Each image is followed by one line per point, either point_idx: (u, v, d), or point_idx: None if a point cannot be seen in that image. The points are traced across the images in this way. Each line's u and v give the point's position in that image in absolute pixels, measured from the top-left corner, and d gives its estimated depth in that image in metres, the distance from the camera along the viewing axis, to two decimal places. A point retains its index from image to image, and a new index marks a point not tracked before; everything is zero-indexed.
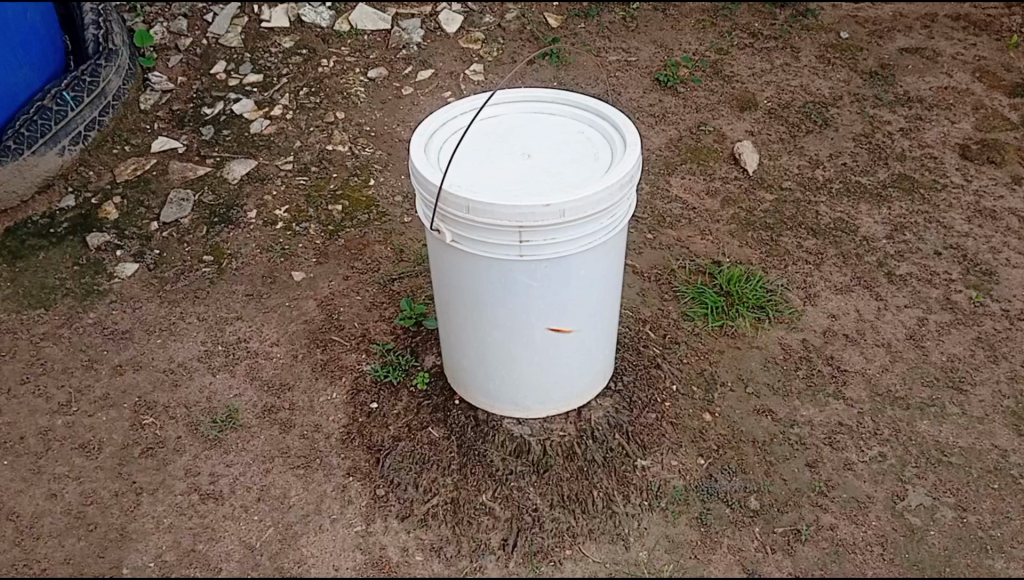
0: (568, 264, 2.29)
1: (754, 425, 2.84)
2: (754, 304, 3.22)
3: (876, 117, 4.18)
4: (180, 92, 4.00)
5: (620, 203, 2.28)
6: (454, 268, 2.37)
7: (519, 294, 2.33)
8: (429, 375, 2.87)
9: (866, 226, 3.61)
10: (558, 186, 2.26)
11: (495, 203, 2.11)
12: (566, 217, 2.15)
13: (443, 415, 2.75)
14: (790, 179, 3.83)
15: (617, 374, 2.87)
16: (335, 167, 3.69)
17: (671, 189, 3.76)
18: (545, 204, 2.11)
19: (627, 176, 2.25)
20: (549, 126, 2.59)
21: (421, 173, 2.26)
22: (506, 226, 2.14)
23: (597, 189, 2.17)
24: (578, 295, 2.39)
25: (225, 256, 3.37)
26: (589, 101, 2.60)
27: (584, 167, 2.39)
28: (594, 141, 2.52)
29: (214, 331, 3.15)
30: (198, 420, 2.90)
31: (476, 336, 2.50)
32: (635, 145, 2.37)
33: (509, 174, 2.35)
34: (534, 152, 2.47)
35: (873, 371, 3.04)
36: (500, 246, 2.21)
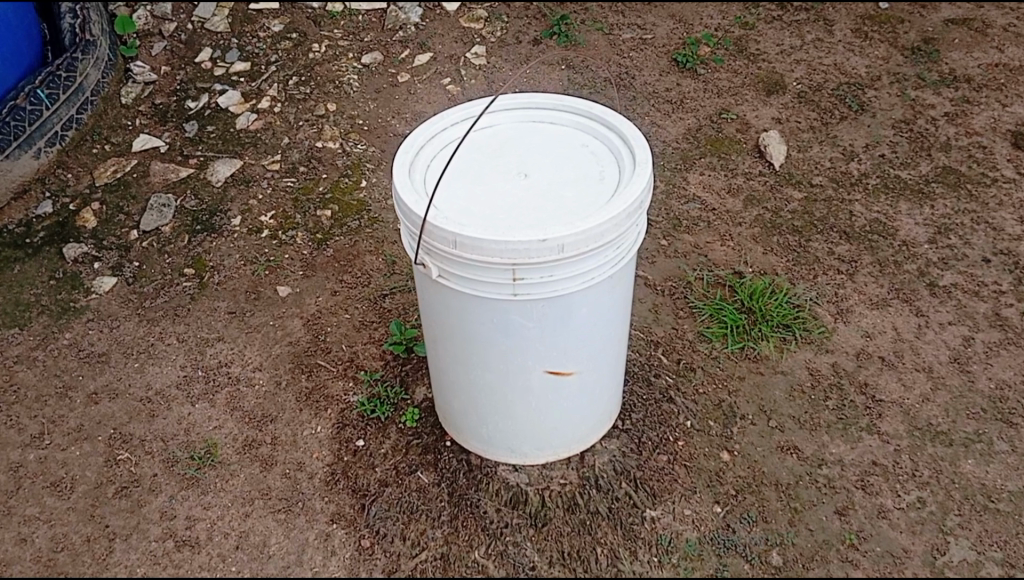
0: (570, 302, 1.89)
1: (778, 465, 2.63)
2: (779, 323, 3.00)
3: (919, 100, 3.82)
4: (163, 83, 3.73)
5: (629, 232, 1.86)
6: (439, 307, 1.97)
7: (514, 336, 1.94)
8: (420, 411, 2.62)
9: (905, 229, 3.33)
10: (558, 214, 1.83)
11: (484, 238, 1.70)
12: (566, 253, 1.74)
13: (434, 458, 2.51)
14: (821, 174, 3.53)
15: (625, 411, 2.66)
16: (325, 166, 3.43)
17: (688, 187, 3.47)
18: (541, 238, 1.70)
19: (638, 201, 1.82)
20: (548, 136, 2.07)
21: (399, 198, 1.83)
22: (498, 264, 1.74)
23: (601, 220, 1.75)
24: (580, 334, 1.99)
25: (207, 269, 3.14)
26: (594, 105, 2.07)
27: (585, 191, 1.90)
28: (600, 157, 2.01)
29: (194, 354, 2.93)
30: (176, 456, 2.68)
31: (468, 377, 2.11)
32: (647, 163, 1.88)
33: (500, 199, 1.88)
34: (530, 172, 1.97)
35: (912, 402, 2.82)
36: (489, 285, 1.81)
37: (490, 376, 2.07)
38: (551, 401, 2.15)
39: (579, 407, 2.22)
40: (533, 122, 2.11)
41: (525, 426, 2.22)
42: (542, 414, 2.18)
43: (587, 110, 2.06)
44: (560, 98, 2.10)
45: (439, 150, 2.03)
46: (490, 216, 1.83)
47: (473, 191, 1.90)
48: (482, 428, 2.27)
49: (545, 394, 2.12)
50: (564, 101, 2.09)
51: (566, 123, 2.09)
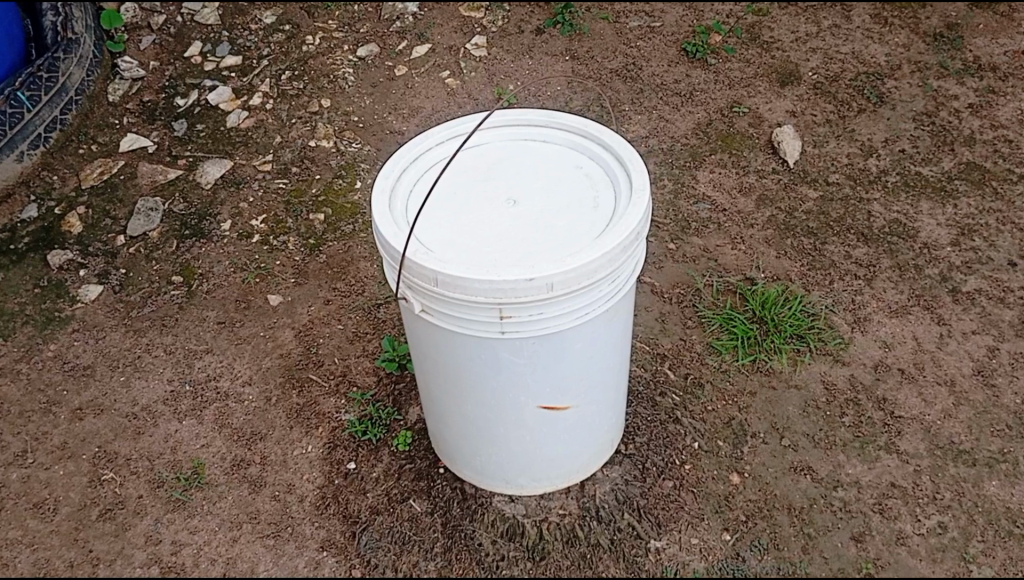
0: (564, 338, 1.87)
1: (791, 487, 2.52)
2: (793, 334, 2.87)
3: (941, 91, 3.64)
4: (152, 79, 3.60)
5: (625, 264, 1.84)
6: (427, 344, 1.96)
7: (505, 372, 1.92)
8: (413, 435, 2.50)
9: (926, 230, 3.20)
10: (548, 248, 1.82)
11: (466, 276, 1.71)
12: (555, 292, 1.73)
13: (427, 485, 2.40)
14: (838, 171, 3.38)
15: (629, 434, 2.55)
16: (318, 166, 3.29)
17: (698, 186, 3.32)
18: (527, 276, 1.70)
19: (632, 234, 1.80)
20: (539, 158, 2.07)
21: (378, 232, 1.84)
22: (483, 303, 1.74)
23: (592, 255, 1.74)
24: (576, 368, 1.97)
25: (196, 277, 3.00)
26: (588, 123, 2.06)
27: (577, 220, 1.90)
28: (594, 180, 2.00)
29: (182, 367, 2.78)
30: (162, 477, 2.54)
31: (458, 412, 2.09)
32: (643, 190, 1.87)
33: (487, 233, 1.87)
34: (520, 198, 1.97)
35: (933, 418, 2.70)
36: (477, 323, 1.80)
37: (482, 413, 2.05)
38: (549, 436, 2.11)
39: (580, 442, 2.18)
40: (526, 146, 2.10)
41: (520, 462, 2.17)
42: (538, 448, 2.13)
43: (581, 128, 2.06)
44: (551, 116, 2.10)
45: (427, 178, 2.04)
46: (476, 249, 1.83)
47: (459, 222, 1.91)
48: (471, 460, 2.21)
49: (539, 428, 2.08)
50: (557, 120, 2.09)
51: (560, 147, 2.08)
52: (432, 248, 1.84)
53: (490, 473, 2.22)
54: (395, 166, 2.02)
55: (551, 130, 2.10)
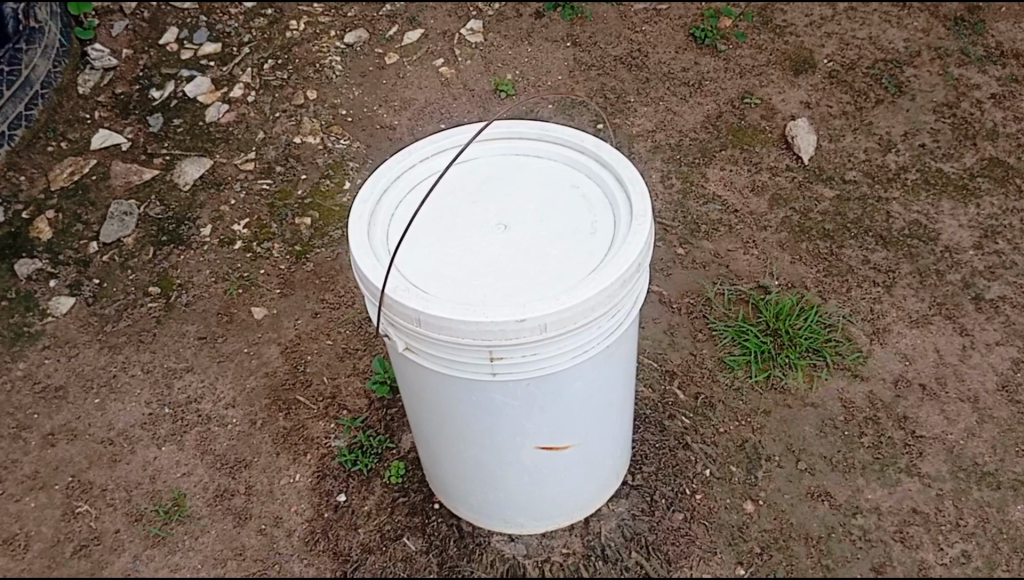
0: (560, 379, 1.68)
1: (808, 515, 2.38)
2: (809, 348, 2.71)
3: (962, 80, 3.46)
4: (124, 69, 3.39)
5: (625, 298, 1.64)
6: (413, 381, 1.76)
7: (497, 414, 1.73)
8: (406, 466, 2.34)
9: (948, 232, 3.03)
10: (541, 281, 1.61)
11: (451, 317, 1.51)
12: (549, 333, 1.54)
13: (422, 521, 2.25)
14: (855, 168, 3.21)
15: (635, 463, 2.40)
16: (304, 165, 3.10)
17: (707, 184, 3.14)
18: (518, 316, 1.50)
19: (634, 265, 1.60)
20: (532, 175, 1.81)
21: (355, 264, 1.62)
22: (471, 345, 1.55)
23: (590, 291, 1.54)
24: (574, 409, 1.78)
25: (174, 288, 2.81)
26: (585, 137, 1.80)
27: (573, 250, 1.66)
28: (591, 204, 1.75)
29: (160, 388, 2.61)
30: (140, 510, 2.37)
31: (448, 452, 1.91)
32: (645, 215, 1.64)
33: (475, 263, 1.65)
34: (511, 222, 1.72)
35: (955, 438, 2.55)
36: (465, 365, 1.61)
37: (473, 454, 1.86)
38: (545, 476, 1.92)
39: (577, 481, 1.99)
40: (517, 160, 1.84)
41: (516, 503, 1.99)
42: (534, 490, 1.95)
43: (577, 144, 1.80)
44: (545, 127, 1.83)
45: (409, 197, 1.80)
46: (463, 283, 1.62)
47: (445, 253, 1.68)
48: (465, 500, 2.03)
49: (535, 470, 1.88)
50: (550, 132, 1.82)
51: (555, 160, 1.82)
52: (415, 282, 1.62)
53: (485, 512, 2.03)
54: (373, 183, 1.77)
55: (545, 141, 1.83)
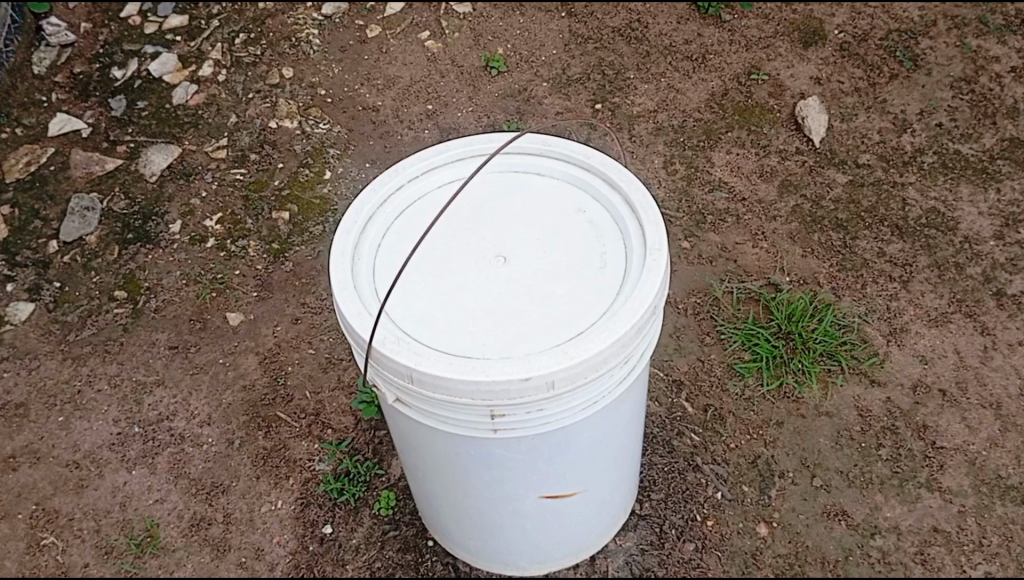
0: (567, 436, 1.38)
1: (824, 537, 2.24)
2: (824, 352, 2.54)
3: (981, 52, 3.26)
4: (83, 46, 3.13)
5: (640, 346, 1.33)
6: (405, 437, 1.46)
7: (497, 473, 1.43)
8: (396, 497, 2.18)
9: (967, 220, 2.86)
10: (547, 325, 1.30)
11: (445, 376, 1.21)
12: (557, 390, 1.23)
13: (415, 557, 2.09)
14: (868, 150, 3.02)
15: (643, 490, 2.27)
16: (280, 152, 2.88)
17: (712, 169, 2.94)
18: (523, 373, 1.20)
19: (650, 308, 1.29)
20: (532, 194, 1.48)
21: (337, 310, 1.31)
22: (468, 406, 1.24)
23: (602, 339, 1.24)
24: (582, 461, 1.49)
25: (142, 291, 2.61)
26: (591, 149, 1.47)
27: (581, 288, 1.34)
28: (600, 230, 1.42)
29: (129, 404, 2.43)
30: (110, 542, 2.21)
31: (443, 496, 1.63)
32: (659, 247, 1.33)
33: (470, 304, 1.33)
34: (510, 253, 1.40)
35: (978, 449, 2.40)
36: (461, 426, 1.30)
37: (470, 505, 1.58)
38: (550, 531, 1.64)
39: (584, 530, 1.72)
40: (513, 176, 1.51)
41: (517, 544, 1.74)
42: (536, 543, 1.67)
43: (581, 159, 1.47)
44: (545, 138, 1.50)
45: (392, 221, 1.47)
46: (455, 329, 1.30)
47: (435, 290, 1.36)
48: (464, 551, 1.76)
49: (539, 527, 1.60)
50: (551, 144, 1.49)
51: (557, 174, 1.50)
52: (404, 329, 1.31)
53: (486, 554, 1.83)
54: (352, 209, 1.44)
55: (544, 155, 1.50)
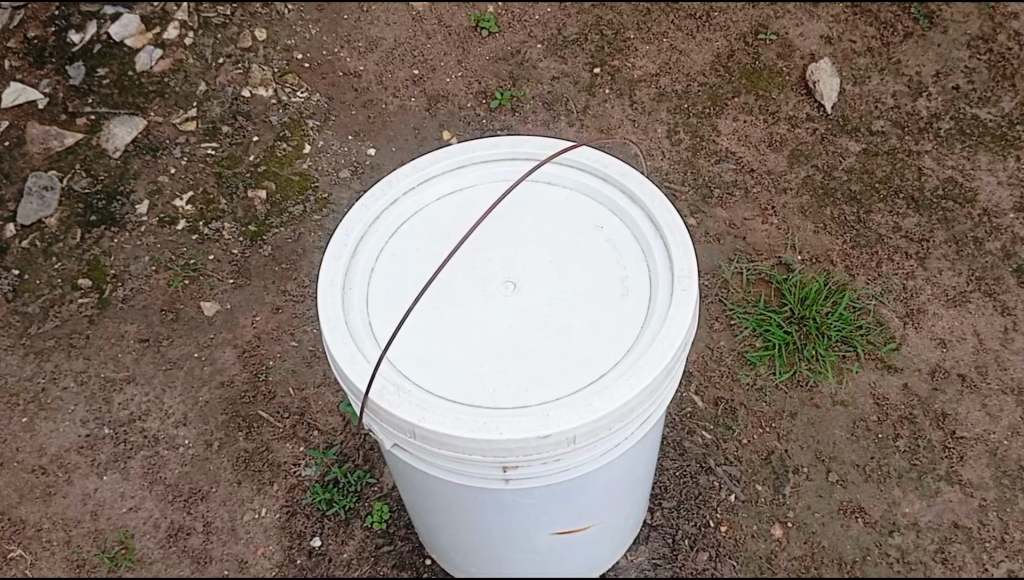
0: (586, 485, 1.40)
1: (840, 537, 2.13)
2: (839, 337, 2.40)
3: (1000, 8, 3.07)
4: (37, 7, 2.83)
5: (665, 388, 1.37)
6: (411, 486, 1.49)
7: (508, 517, 1.43)
8: (390, 509, 2.06)
9: (986, 191, 2.69)
10: (561, 366, 1.34)
11: (455, 435, 1.25)
12: (577, 444, 1.28)
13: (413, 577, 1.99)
14: (882, 116, 2.84)
15: (653, 497, 2.16)
16: (254, 124, 2.68)
17: (718, 138, 2.77)
18: (542, 431, 1.24)
19: (682, 344, 1.34)
20: (541, 208, 1.52)
21: (332, 356, 1.34)
22: (484, 462, 1.28)
23: (631, 388, 1.28)
24: (603, 503, 1.51)
25: (109, 279, 2.43)
26: (608, 159, 1.52)
27: (600, 319, 1.39)
28: (621, 250, 1.47)
29: (98, 403, 2.26)
30: (82, 554, 2.05)
31: (450, 544, 1.66)
32: (690, 277, 1.38)
33: (483, 343, 1.37)
34: (521, 278, 1.43)
35: (999, 437, 2.28)
36: (474, 479, 1.34)
37: (476, 542, 1.56)
38: (562, 566, 1.67)
39: (596, 558, 1.75)
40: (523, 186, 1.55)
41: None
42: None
43: (599, 168, 1.51)
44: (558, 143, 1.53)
45: (392, 235, 1.51)
46: (469, 372, 1.34)
47: (440, 323, 1.39)
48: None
49: (552, 563, 1.63)
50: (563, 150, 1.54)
51: (573, 184, 1.55)
52: (403, 370, 1.35)
53: None
54: (348, 223, 1.47)
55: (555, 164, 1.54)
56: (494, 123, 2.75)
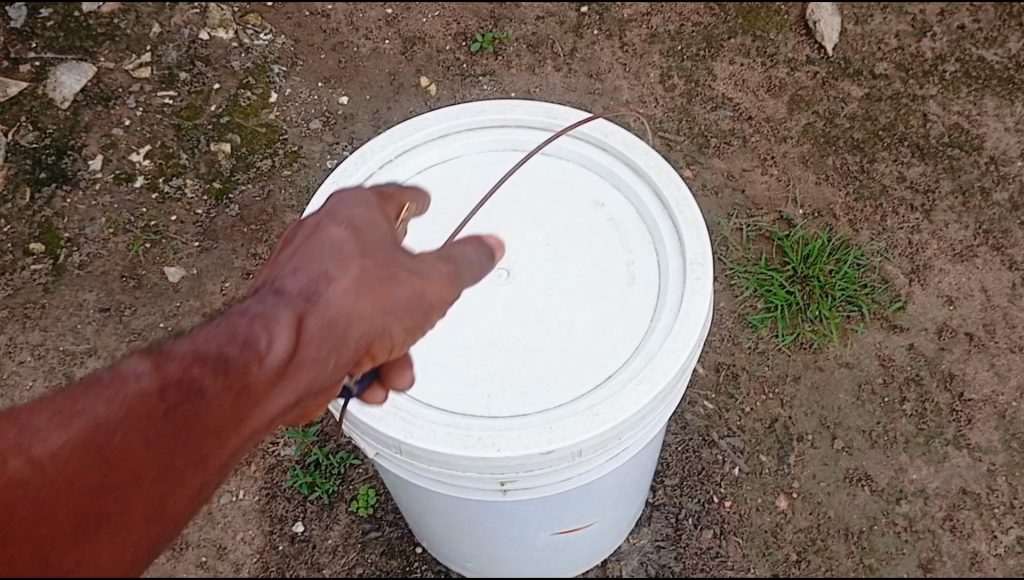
0: (590, 487, 1.34)
1: (847, 506, 2.04)
2: (843, 296, 2.27)
3: None
4: None
5: (679, 385, 1.30)
6: (402, 488, 1.43)
7: (505, 520, 1.37)
8: (376, 493, 2.01)
9: (992, 137, 2.55)
10: (561, 367, 1.26)
11: (446, 452, 1.19)
12: (584, 455, 1.21)
13: (400, 565, 1.95)
14: (885, 58, 2.68)
15: (656, 475, 2.08)
16: (215, 70, 2.46)
17: (714, 83, 2.60)
18: (543, 447, 1.18)
19: (697, 340, 1.25)
20: (534, 181, 1.41)
21: None
22: (481, 477, 1.22)
23: (641, 395, 1.21)
24: (608, 496, 1.45)
25: (62, 242, 2.24)
26: (606, 128, 1.40)
27: (604, 312, 1.30)
28: (623, 229, 1.37)
29: (58, 379, 2.09)
30: None
31: (444, 537, 1.61)
32: (704, 264, 1.29)
33: (476, 343, 1.29)
34: (514, 265, 1.33)
35: (1007, 398, 2.17)
36: (469, 491, 1.28)
37: (472, 538, 1.52)
38: (563, 554, 1.62)
39: (598, 544, 1.70)
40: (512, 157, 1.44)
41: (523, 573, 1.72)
42: (546, 566, 1.66)
43: (598, 137, 1.40)
44: (550, 110, 1.42)
45: None
46: (461, 377, 1.27)
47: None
48: (463, 566, 1.74)
49: (553, 553, 1.58)
50: (558, 116, 1.42)
51: (568, 154, 1.43)
52: None
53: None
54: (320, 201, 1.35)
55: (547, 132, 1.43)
56: (475, 68, 2.55)
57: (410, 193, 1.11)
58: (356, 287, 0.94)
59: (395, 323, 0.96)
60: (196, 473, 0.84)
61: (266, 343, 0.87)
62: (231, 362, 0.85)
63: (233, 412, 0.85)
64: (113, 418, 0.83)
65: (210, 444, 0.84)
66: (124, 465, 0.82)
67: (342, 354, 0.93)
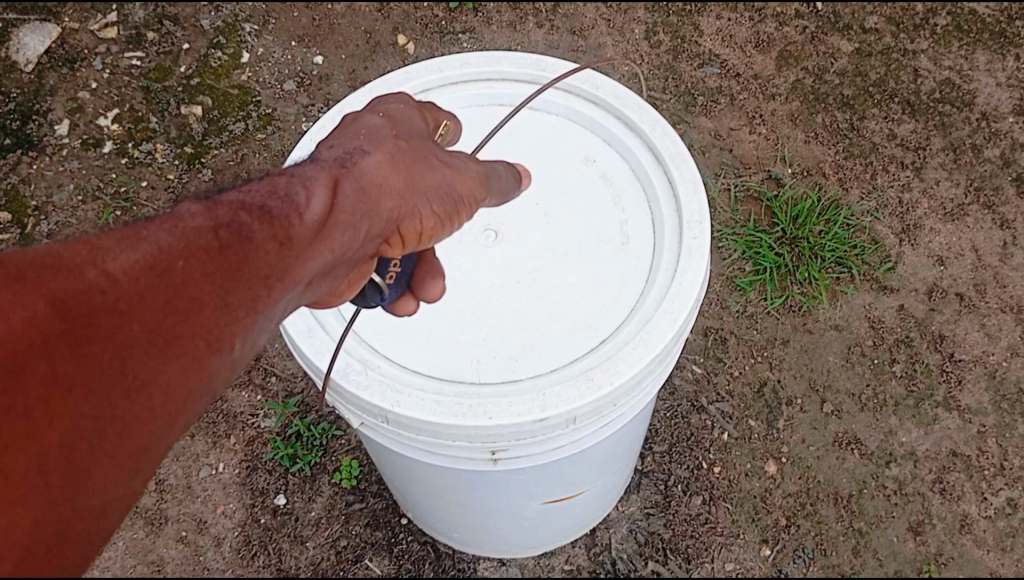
0: (584, 455, 1.30)
1: (836, 470, 2.04)
2: (833, 258, 2.22)
3: None
4: None
5: (677, 348, 1.25)
6: (389, 459, 1.39)
7: (495, 489, 1.34)
8: (360, 464, 1.97)
9: (984, 92, 2.48)
10: (554, 331, 1.22)
11: (434, 421, 1.14)
12: (578, 423, 1.17)
13: (384, 537, 1.93)
14: (875, 11, 2.60)
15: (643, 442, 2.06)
16: (183, 29, 2.37)
17: (701, 39, 2.53)
18: (537, 415, 1.13)
19: (695, 301, 1.20)
20: (521, 137, 1.35)
21: (288, 333, 1.20)
22: (472, 446, 1.18)
23: (637, 359, 1.16)
24: (601, 463, 1.41)
25: (30, 211, 2.17)
26: (598, 80, 1.34)
27: (597, 273, 1.25)
28: (616, 187, 1.31)
29: None
30: None
31: (432, 508, 1.57)
32: (701, 223, 1.23)
33: (464, 307, 1.23)
34: (502, 226, 1.28)
35: (998, 359, 2.15)
36: (460, 461, 1.24)
37: (461, 509, 1.48)
38: (554, 522, 1.59)
39: (591, 510, 1.67)
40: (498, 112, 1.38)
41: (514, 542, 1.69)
42: (537, 534, 1.63)
43: (589, 90, 1.34)
44: (537, 63, 1.35)
45: None
46: (449, 343, 1.22)
47: None
48: (452, 536, 1.71)
49: (544, 521, 1.55)
50: (546, 69, 1.35)
51: (557, 108, 1.37)
52: (373, 342, 1.22)
53: (474, 548, 1.77)
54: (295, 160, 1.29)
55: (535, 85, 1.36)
56: (454, 25, 2.47)
57: (450, 112, 1.14)
58: (389, 163, 0.96)
59: (422, 203, 0.97)
60: (247, 309, 0.83)
61: (305, 200, 0.89)
62: (274, 213, 0.87)
63: (278, 258, 0.86)
64: (174, 247, 0.80)
65: (258, 288, 0.84)
66: (189, 292, 0.80)
67: (373, 223, 0.94)
